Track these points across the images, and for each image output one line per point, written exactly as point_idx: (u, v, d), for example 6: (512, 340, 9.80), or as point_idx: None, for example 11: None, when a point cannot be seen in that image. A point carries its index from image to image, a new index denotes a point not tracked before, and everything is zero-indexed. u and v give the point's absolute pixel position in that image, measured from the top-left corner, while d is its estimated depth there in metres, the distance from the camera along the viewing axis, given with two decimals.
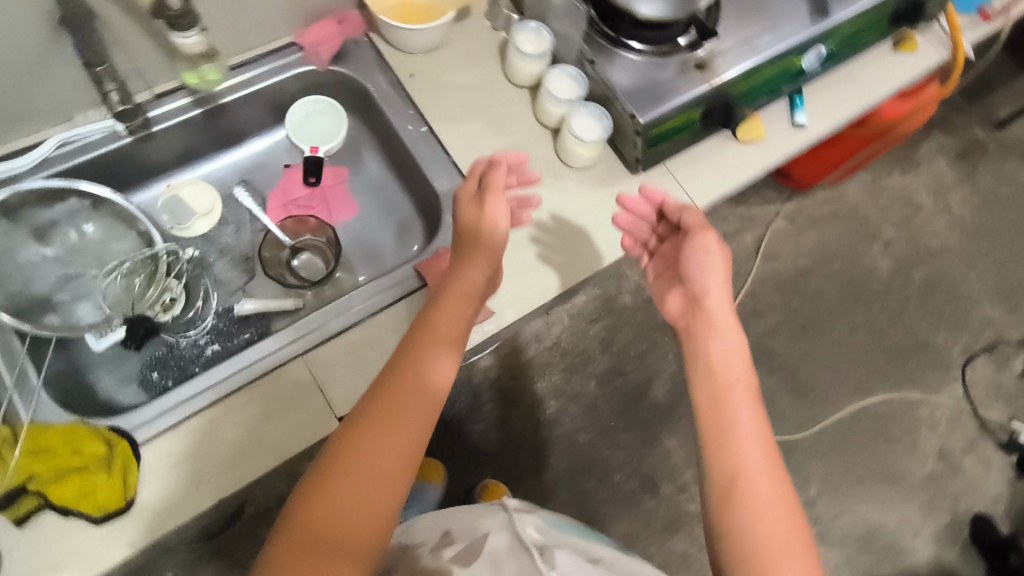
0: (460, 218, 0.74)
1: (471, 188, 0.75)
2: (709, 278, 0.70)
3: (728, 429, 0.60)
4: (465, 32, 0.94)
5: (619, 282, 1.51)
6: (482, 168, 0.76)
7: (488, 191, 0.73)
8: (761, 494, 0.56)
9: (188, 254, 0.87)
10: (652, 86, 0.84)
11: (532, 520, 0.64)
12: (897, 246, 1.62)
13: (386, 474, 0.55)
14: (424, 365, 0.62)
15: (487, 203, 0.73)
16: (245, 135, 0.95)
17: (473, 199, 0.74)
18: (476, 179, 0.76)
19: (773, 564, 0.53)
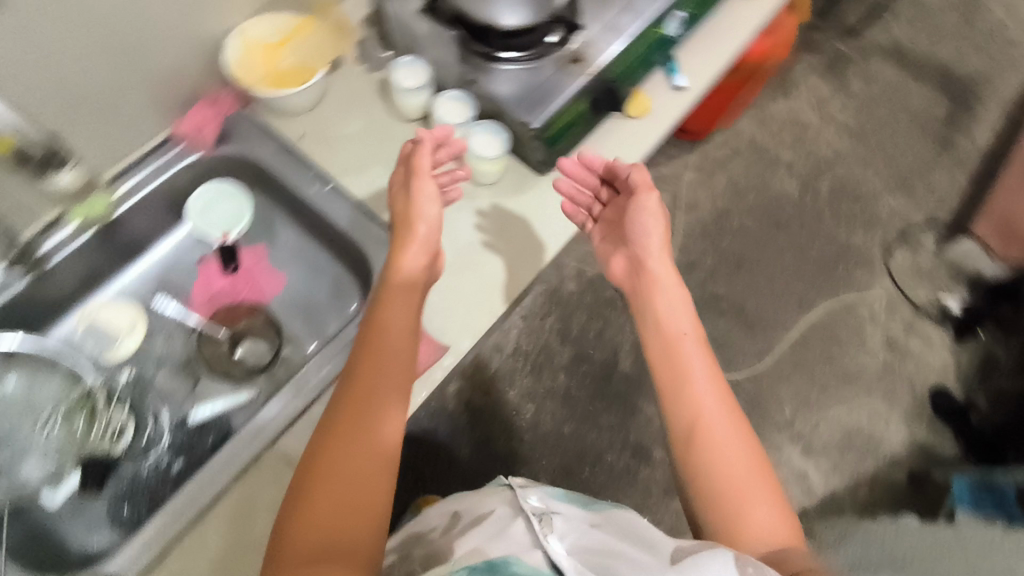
0: (394, 212, 0.78)
1: (401, 179, 0.79)
2: (648, 240, 0.75)
3: (682, 378, 0.65)
4: (343, 81, 0.94)
5: (559, 271, 1.55)
6: (405, 158, 0.79)
7: (415, 179, 0.76)
8: (717, 432, 0.61)
9: (124, 379, 0.86)
10: (535, 90, 0.86)
11: (538, 491, 0.64)
12: (798, 166, 1.72)
13: (366, 473, 0.56)
14: (384, 367, 0.63)
15: (416, 190, 0.76)
16: (148, 241, 0.91)
17: (402, 191, 0.78)
18: (404, 169, 0.79)
19: (735, 491, 0.58)
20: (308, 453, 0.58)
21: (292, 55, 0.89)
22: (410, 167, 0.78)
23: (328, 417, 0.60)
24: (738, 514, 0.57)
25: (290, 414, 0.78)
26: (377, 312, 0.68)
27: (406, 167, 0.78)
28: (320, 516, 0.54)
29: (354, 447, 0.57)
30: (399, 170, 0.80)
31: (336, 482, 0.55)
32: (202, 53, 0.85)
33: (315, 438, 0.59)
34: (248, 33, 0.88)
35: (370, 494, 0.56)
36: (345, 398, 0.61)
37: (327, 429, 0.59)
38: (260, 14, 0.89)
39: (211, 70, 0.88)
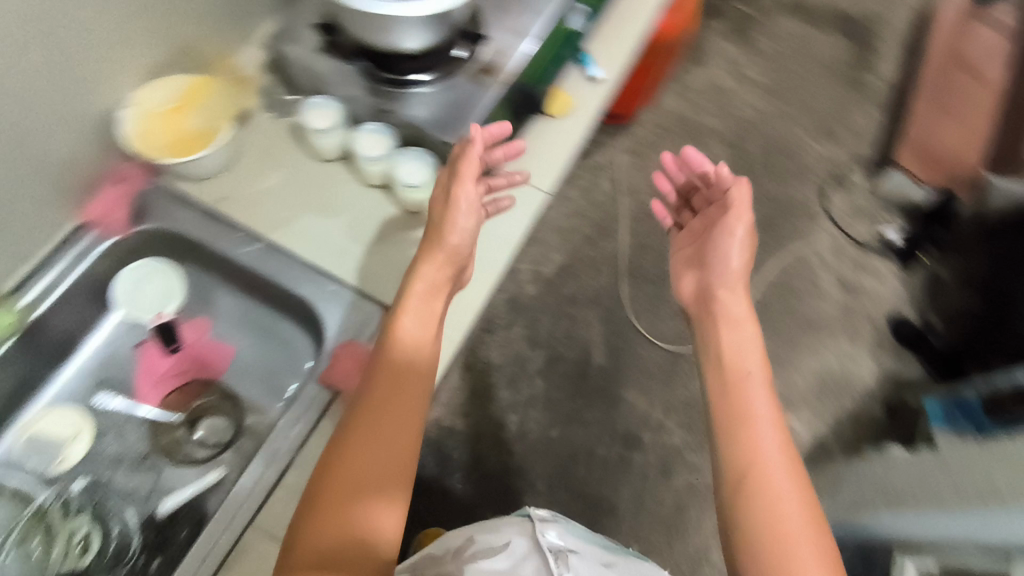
0: (434, 221, 0.78)
1: (446, 180, 0.79)
2: (728, 262, 0.80)
3: (743, 423, 0.66)
4: (254, 133, 0.90)
5: (515, 278, 1.54)
6: (452, 163, 0.79)
7: (456, 192, 0.77)
8: (773, 483, 0.61)
9: (77, 487, 0.80)
10: (452, 108, 0.84)
11: (556, 527, 0.61)
12: (725, 131, 1.75)
13: (376, 484, 0.60)
14: (403, 387, 0.66)
15: (455, 207, 0.76)
16: (78, 337, 0.86)
17: (445, 200, 0.77)
18: (446, 174, 0.79)
19: (785, 543, 0.57)
20: (319, 476, 0.61)
21: (198, 118, 0.86)
22: (453, 176, 0.78)
23: (340, 445, 0.62)
24: (788, 567, 0.56)
25: (265, 486, 0.74)
26: (393, 347, 0.69)
27: (450, 173, 0.79)
28: (326, 547, 0.56)
29: (367, 458, 0.61)
30: (446, 173, 0.80)
31: (344, 517, 0.58)
32: (96, 131, 0.81)
33: (329, 464, 0.61)
34: (146, 103, 0.84)
35: (379, 506, 0.59)
36: (360, 432, 0.63)
37: (342, 458, 0.61)
38: (154, 81, 0.85)
39: (111, 147, 0.84)
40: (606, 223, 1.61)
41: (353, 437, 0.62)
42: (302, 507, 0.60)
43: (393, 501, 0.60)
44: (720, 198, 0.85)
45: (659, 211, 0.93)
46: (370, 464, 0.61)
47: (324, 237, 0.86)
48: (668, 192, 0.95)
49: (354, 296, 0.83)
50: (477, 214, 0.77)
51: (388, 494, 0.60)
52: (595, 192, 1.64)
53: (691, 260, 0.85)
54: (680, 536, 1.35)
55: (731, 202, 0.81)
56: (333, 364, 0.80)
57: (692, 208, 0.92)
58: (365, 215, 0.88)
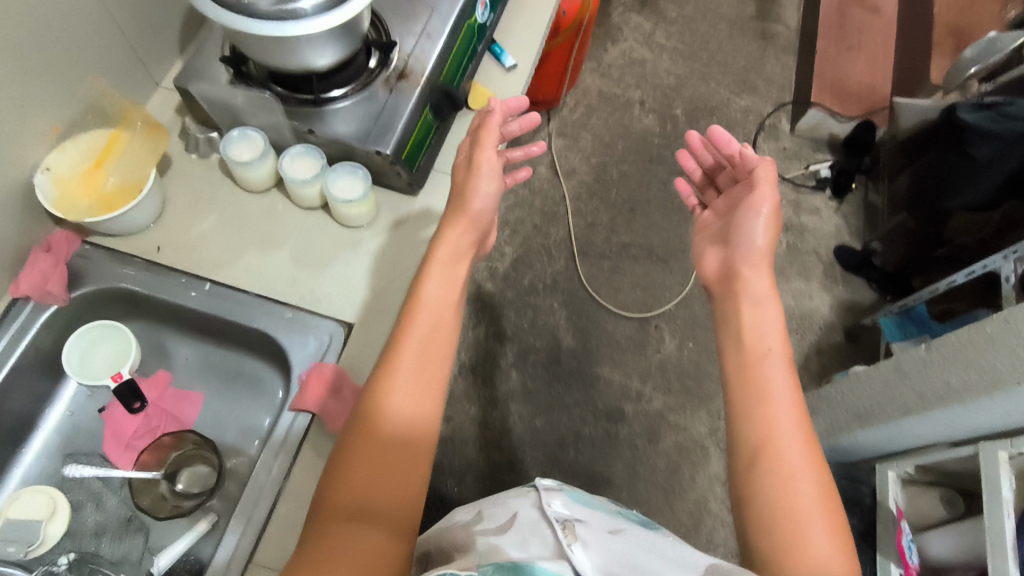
0: (457, 192, 0.79)
1: (467, 152, 0.81)
2: (752, 241, 0.77)
3: (761, 397, 0.65)
4: (180, 179, 0.89)
5: (473, 277, 1.55)
6: (472, 137, 0.81)
7: (481, 167, 0.78)
8: (787, 456, 0.61)
9: (63, 563, 0.76)
10: (376, 118, 0.85)
11: (561, 495, 0.58)
12: (650, 100, 1.79)
13: (403, 453, 0.61)
14: (434, 356, 0.67)
15: (479, 183, 0.77)
16: (36, 415, 0.83)
17: (469, 176, 0.78)
18: (468, 149, 0.80)
19: (792, 514, 0.58)
20: (351, 437, 0.62)
21: (112, 176, 0.84)
22: (475, 152, 0.79)
23: (374, 412, 0.62)
24: (794, 537, 0.57)
25: (257, 523, 0.74)
26: (425, 316, 0.69)
27: (471, 147, 0.80)
28: (355, 505, 0.58)
29: (396, 427, 0.62)
30: (466, 147, 0.82)
31: (374, 481, 0.59)
32: (15, 203, 0.79)
33: (361, 428, 0.62)
34: (57, 168, 0.82)
35: (406, 472, 0.61)
36: (393, 402, 0.63)
37: (374, 429, 0.61)
38: (61, 142, 0.83)
39: (33, 216, 0.81)
40: (551, 209, 1.63)
41: (389, 408, 0.62)
42: (332, 463, 0.61)
43: (421, 475, 0.62)
44: (747, 176, 0.82)
45: (682, 189, 0.90)
46: (402, 437, 0.62)
47: (271, 267, 0.86)
48: (692, 170, 0.92)
49: (312, 319, 0.83)
50: (498, 181, 0.79)
51: (419, 464, 0.62)
52: (536, 181, 1.66)
53: (714, 236, 0.83)
54: (678, 495, 1.38)
55: (758, 179, 0.79)
56: (302, 390, 0.79)
57: (717, 187, 0.90)
58: (309, 239, 0.88)
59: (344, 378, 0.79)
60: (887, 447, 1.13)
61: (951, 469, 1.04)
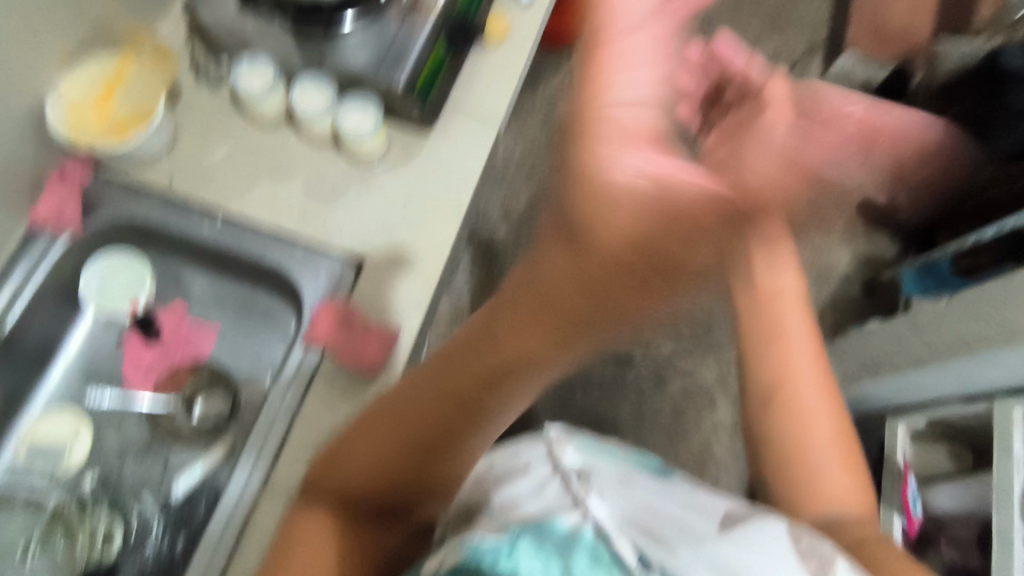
0: (576, 262, 0.41)
1: (612, 215, 0.39)
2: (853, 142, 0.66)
3: (779, 336, 0.67)
4: (190, 108, 0.88)
5: (486, 222, 1.53)
6: (640, 215, 0.38)
7: (632, 281, 0.40)
8: (802, 400, 0.66)
9: (89, 483, 0.81)
10: (387, 48, 0.85)
11: (570, 444, 0.79)
12: None
13: (451, 454, 0.62)
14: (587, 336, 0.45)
15: (608, 308, 0.43)
16: (57, 341, 0.85)
17: (587, 263, 0.41)
18: (633, 240, 0.39)
19: (810, 458, 0.65)
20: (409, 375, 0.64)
21: (124, 103, 0.83)
22: (641, 276, 0.40)
23: (425, 371, 0.60)
24: (810, 477, 0.64)
25: (272, 449, 0.76)
26: (510, 326, 0.50)
27: (635, 238, 0.39)
28: (393, 489, 0.64)
29: (457, 427, 0.59)
30: (593, 195, 0.40)
31: (383, 456, 0.62)
32: (28, 128, 0.78)
33: (408, 384, 0.62)
34: (69, 94, 0.81)
35: (451, 467, 0.64)
36: (441, 398, 0.58)
37: (414, 401, 0.60)
38: (72, 66, 0.82)
39: (46, 143, 0.81)
40: None
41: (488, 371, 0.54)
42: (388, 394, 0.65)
43: (436, 478, 0.65)
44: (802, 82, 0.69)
45: None
46: (425, 435, 0.60)
47: (284, 202, 0.86)
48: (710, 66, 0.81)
49: (322, 253, 0.84)
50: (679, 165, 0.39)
51: (438, 469, 0.63)
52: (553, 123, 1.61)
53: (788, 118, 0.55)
54: (684, 441, 1.41)
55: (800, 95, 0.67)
56: (315, 324, 0.80)
57: None
58: (320, 174, 0.87)
59: (355, 312, 0.80)
60: (897, 400, 1.13)
61: (960, 426, 1.03)
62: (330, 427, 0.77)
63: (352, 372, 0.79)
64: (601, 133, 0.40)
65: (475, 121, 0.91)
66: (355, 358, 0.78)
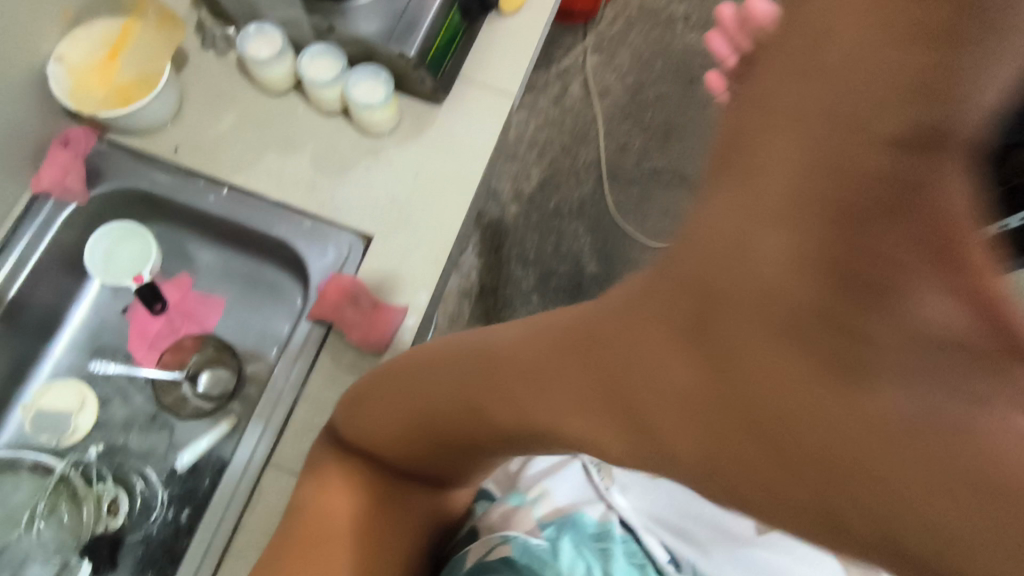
0: (614, 315, 0.27)
1: (787, 277, 0.19)
2: None
3: None
4: (196, 76, 0.86)
5: (497, 199, 1.51)
6: (831, 317, 0.19)
7: (720, 405, 0.23)
8: None
9: (93, 454, 0.80)
10: (400, 16, 0.81)
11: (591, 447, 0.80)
12: (694, 16, 1.66)
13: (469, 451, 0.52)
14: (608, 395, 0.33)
15: (619, 415, 0.27)
16: (62, 311, 0.85)
17: (643, 325, 0.25)
18: (819, 375, 0.20)
19: None
20: (462, 351, 0.42)
21: (126, 70, 0.81)
22: (771, 439, 0.22)
23: (481, 351, 0.39)
24: None
25: (276, 425, 0.75)
26: (549, 358, 0.31)
27: (834, 336, 0.19)
28: (410, 459, 0.56)
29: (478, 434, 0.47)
30: (750, 223, 0.20)
31: (413, 433, 0.52)
32: (28, 93, 0.76)
33: (458, 367, 0.42)
34: (70, 57, 0.79)
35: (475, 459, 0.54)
36: (482, 402, 0.39)
37: (456, 388, 0.42)
38: (72, 31, 0.79)
39: (48, 109, 0.79)
40: (581, 130, 1.56)
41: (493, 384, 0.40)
42: (437, 361, 0.46)
43: (467, 466, 0.57)
44: None
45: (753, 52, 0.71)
46: (454, 432, 0.47)
47: (290, 174, 0.83)
48: None
49: (330, 229, 0.82)
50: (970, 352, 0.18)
51: (472, 460, 0.53)
52: (567, 100, 1.57)
53: None
54: None
55: None
56: (320, 299, 0.78)
57: None
58: (328, 145, 0.85)
59: (361, 288, 0.78)
60: None
61: None
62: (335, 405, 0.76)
63: (359, 349, 0.77)
64: (955, 84, 0.16)
65: (489, 94, 0.88)
66: (362, 334, 0.76)
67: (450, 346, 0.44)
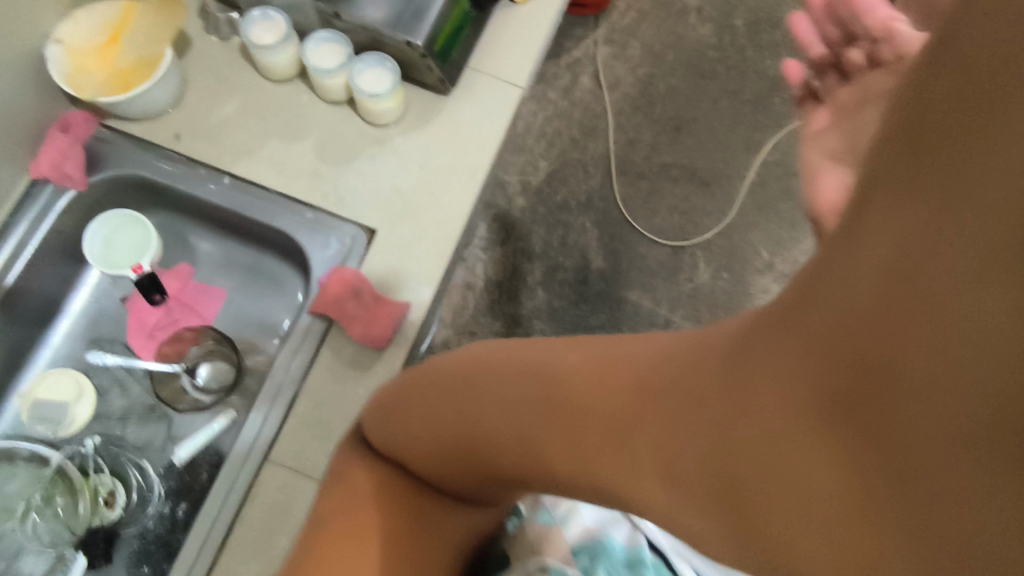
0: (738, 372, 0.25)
1: (963, 368, 0.17)
2: None
3: None
4: (199, 61, 0.84)
5: (504, 192, 1.48)
6: (1006, 412, 0.16)
7: (867, 500, 0.21)
8: None
9: (90, 446, 0.78)
10: (408, 3, 0.79)
11: None
12: (709, 8, 1.62)
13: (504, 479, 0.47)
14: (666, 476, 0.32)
15: (726, 484, 0.26)
16: (61, 299, 0.83)
17: (776, 390, 0.23)
18: (985, 482, 0.17)
19: None
20: (525, 375, 0.40)
21: (127, 53, 0.78)
22: (918, 535, 0.19)
23: (551, 382, 0.38)
24: None
25: (275, 421, 0.74)
26: (646, 404, 0.30)
27: (1007, 451, 0.17)
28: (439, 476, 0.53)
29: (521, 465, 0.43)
30: (926, 265, 0.17)
31: (442, 453, 0.49)
32: (26, 76, 0.75)
33: (517, 393, 0.40)
34: (70, 39, 0.77)
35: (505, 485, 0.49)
36: (541, 443, 0.38)
37: (509, 418, 0.40)
38: (73, 13, 0.77)
39: (48, 94, 0.78)
40: (590, 123, 1.53)
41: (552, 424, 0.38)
42: (484, 380, 0.43)
43: (492, 494, 0.53)
44: None
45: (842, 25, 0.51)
46: (491, 460, 0.44)
47: (293, 164, 0.82)
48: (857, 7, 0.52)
49: (333, 220, 0.80)
50: None
51: (502, 488, 0.50)
52: (577, 91, 1.54)
53: None
54: None
55: None
56: (321, 293, 0.76)
57: None
58: (332, 135, 0.83)
59: (364, 282, 0.76)
60: None
61: None
62: (334, 401, 0.75)
63: (360, 345, 0.76)
64: None
65: (498, 85, 0.86)
66: (363, 332, 0.74)
67: (505, 366, 0.43)
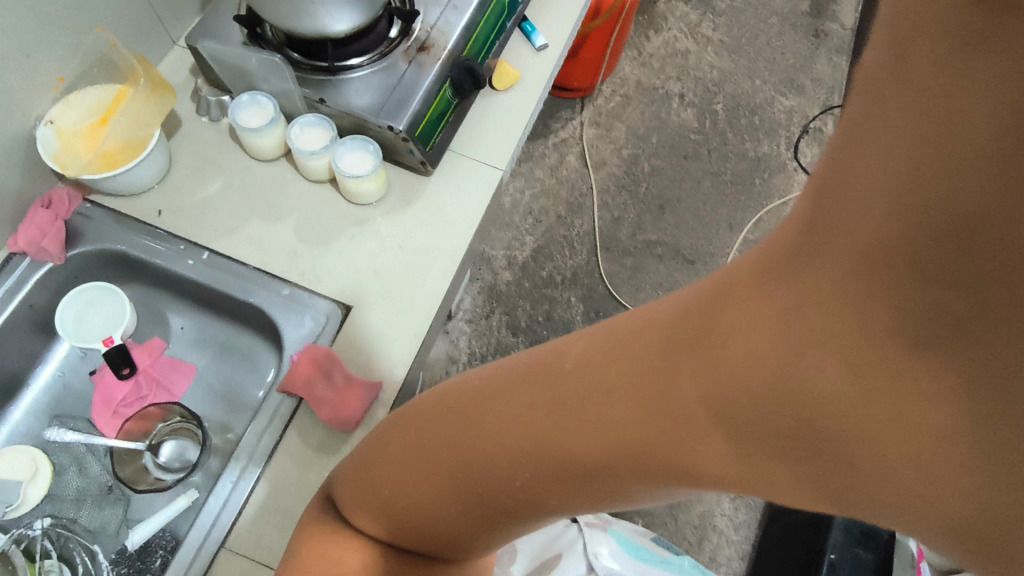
0: (783, 307, 0.22)
1: (1000, 232, 0.16)
2: None
3: None
4: (187, 141, 0.87)
5: (490, 266, 1.50)
6: None
7: (913, 384, 0.19)
8: None
9: (38, 528, 0.73)
10: (393, 91, 0.82)
11: (599, 539, 0.91)
12: (690, 94, 1.70)
13: (473, 521, 0.43)
14: (660, 456, 0.28)
15: (786, 412, 0.22)
16: (26, 373, 0.82)
17: (848, 317, 0.20)
18: None
19: None
20: (528, 382, 0.35)
21: (113, 135, 0.81)
22: None
23: (557, 377, 0.33)
24: None
25: (235, 505, 0.71)
26: (687, 358, 0.26)
27: None
28: (404, 520, 0.47)
29: (494, 496, 0.39)
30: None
31: (435, 498, 0.43)
32: (16, 155, 0.77)
33: (524, 400, 0.35)
34: (59, 121, 0.80)
35: (460, 531, 0.45)
36: (556, 442, 0.33)
37: (517, 432, 0.35)
38: (66, 96, 0.80)
39: (35, 168, 0.79)
40: (576, 199, 1.56)
41: (516, 433, 0.35)
42: (468, 403, 0.39)
43: (484, 543, 0.47)
44: None
45: None
46: (495, 493, 0.39)
47: (272, 241, 0.82)
48: None
49: (308, 298, 0.80)
50: None
51: (493, 534, 0.45)
52: (564, 170, 1.59)
53: None
54: (684, 507, 1.29)
55: None
56: (292, 371, 0.75)
57: None
58: (313, 213, 0.84)
59: (334, 361, 0.75)
60: None
61: None
62: (300, 483, 0.72)
63: (329, 426, 0.74)
64: None
65: (480, 167, 0.89)
66: (332, 413, 0.73)
67: (503, 379, 0.37)
